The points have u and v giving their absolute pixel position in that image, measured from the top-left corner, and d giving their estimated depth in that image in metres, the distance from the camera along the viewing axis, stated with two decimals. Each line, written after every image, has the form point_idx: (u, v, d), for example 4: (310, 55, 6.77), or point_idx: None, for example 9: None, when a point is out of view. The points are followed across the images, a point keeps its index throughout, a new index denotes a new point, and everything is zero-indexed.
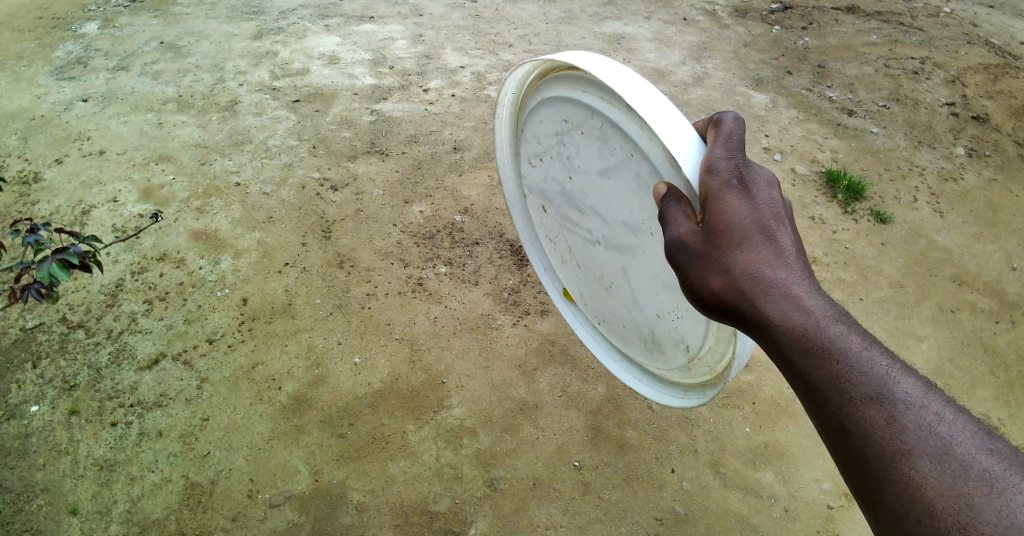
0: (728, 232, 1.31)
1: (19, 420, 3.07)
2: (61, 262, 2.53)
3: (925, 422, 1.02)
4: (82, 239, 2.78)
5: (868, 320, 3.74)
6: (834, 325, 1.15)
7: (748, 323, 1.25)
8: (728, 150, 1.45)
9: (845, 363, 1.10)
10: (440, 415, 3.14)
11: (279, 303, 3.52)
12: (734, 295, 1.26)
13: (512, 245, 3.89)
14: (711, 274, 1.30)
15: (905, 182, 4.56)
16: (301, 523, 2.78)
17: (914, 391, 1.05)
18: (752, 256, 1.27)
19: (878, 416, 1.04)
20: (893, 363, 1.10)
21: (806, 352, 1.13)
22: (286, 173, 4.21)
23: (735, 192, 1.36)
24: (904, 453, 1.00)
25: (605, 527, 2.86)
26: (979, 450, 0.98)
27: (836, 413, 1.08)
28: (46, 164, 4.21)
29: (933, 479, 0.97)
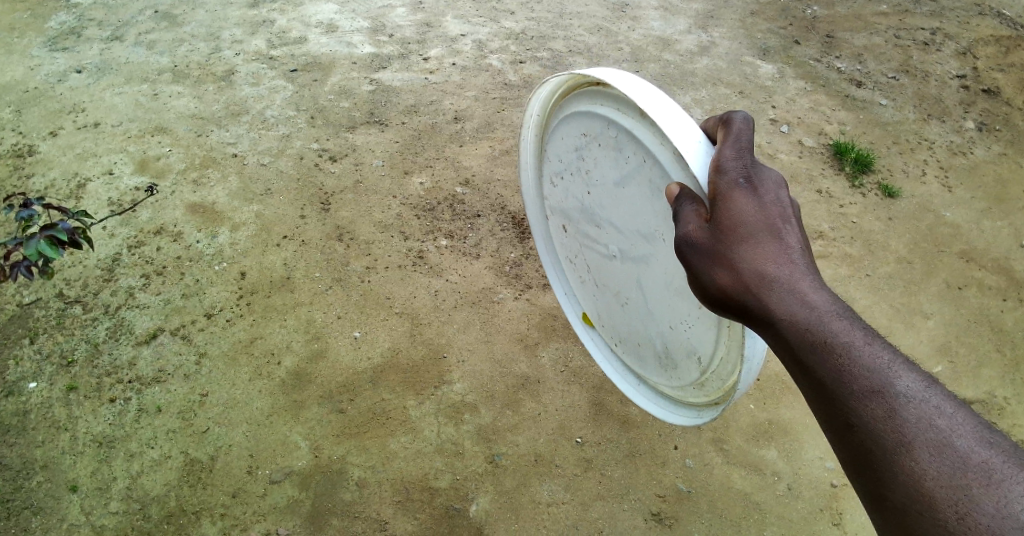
0: (736, 232, 1.31)
1: (18, 396, 3.05)
2: (49, 240, 2.48)
3: (926, 414, 0.96)
4: (71, 216, 2.73)
5: (873, 297, 3.69)
6: (836, 320, 1.12)
7: (757, 322, 1.22)
8: (736, 150, 1.45)
9: (846, 356, 1.05)
10: (441, 390, 3.10)
11: (278, 277, 3.47)
12: (742, 294, 1.24)
13: (514, 217, 3.82)
14: (720, 272, 1.29)
15: (914, 156, 4.48)
16: (301, 499, 2.77)
17: (915, 383, 1.00)
18: (760, 256, 1.26)
19: (878, 407, 0.98)
20: (897, 357, 1.04)
21: (809, 347, 1.10)
22: (284, 144, 4.14)
23: (744, 192, 1.35)
24: (904, 444, 0.94)
25: (607, 504, 2.84)
26: (981, 443, 0.91)
27: (837, 406, 1.03)
28: (40, 136, 4.14)
29: (933, 471, 0.90)
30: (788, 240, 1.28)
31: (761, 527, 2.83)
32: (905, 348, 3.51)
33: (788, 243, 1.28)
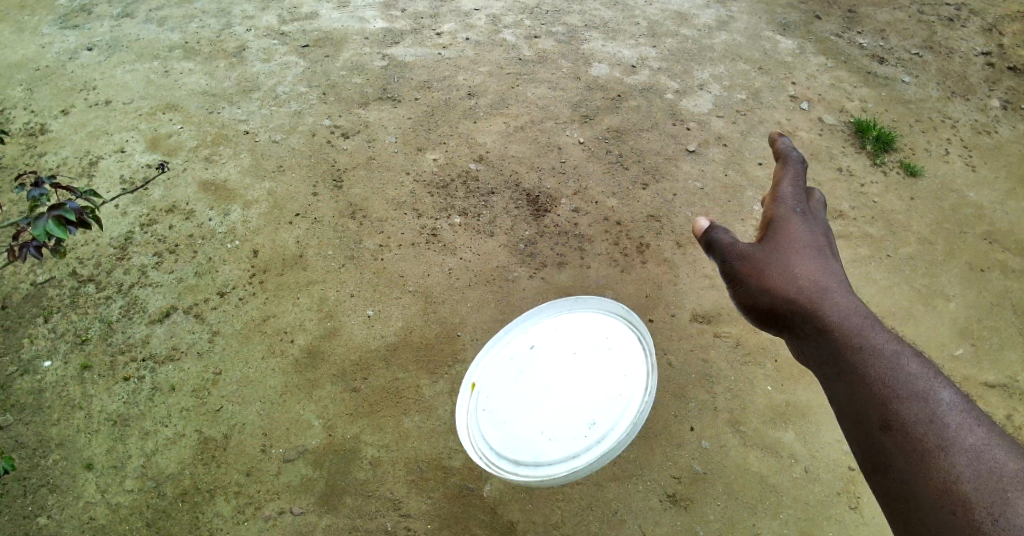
0: (785, 247, 1.46)
1: (33, 375, 3.05)
2: (59, 219, 2.42)
3: (967, 421, 0.95)
4: (79, 194, 2.67)
5: (894, 278, 3.62)
6: (878, 333, 1.18)
7: (799, 328, 1.32)
8: (793, 180, 1.62)
9: (890, 361, 1.10)
10: (455, 369, 3.07)
11: (290, 255, 3.45)
12: (790, 299, 1.36)
13: (529, 194, 3.76)
14: (769, 278, 1.43)
15: (937, 134, 4.38)
16: (314, 478, 2.76)
17: (956, 397, 1.00)
18: (810, 268, 1.40)
19: (916, 408, 1.00)
20: (940, 371, 1.06)
21: (853, 348, 1.16)
22: (295, 121, 4.10)
23: (798, 217, 1.53)
24: (940, 448, 0.93)
25: (622, 485, 2.81)
26: (1020, 455, 0.89)
27: (873, 407, 1.05)
28: (52, 114, 4.13)
29: (965, 474, 0.89)
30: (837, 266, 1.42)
31: (777, 509, 2.80)
32: (926, 331, 3.44)
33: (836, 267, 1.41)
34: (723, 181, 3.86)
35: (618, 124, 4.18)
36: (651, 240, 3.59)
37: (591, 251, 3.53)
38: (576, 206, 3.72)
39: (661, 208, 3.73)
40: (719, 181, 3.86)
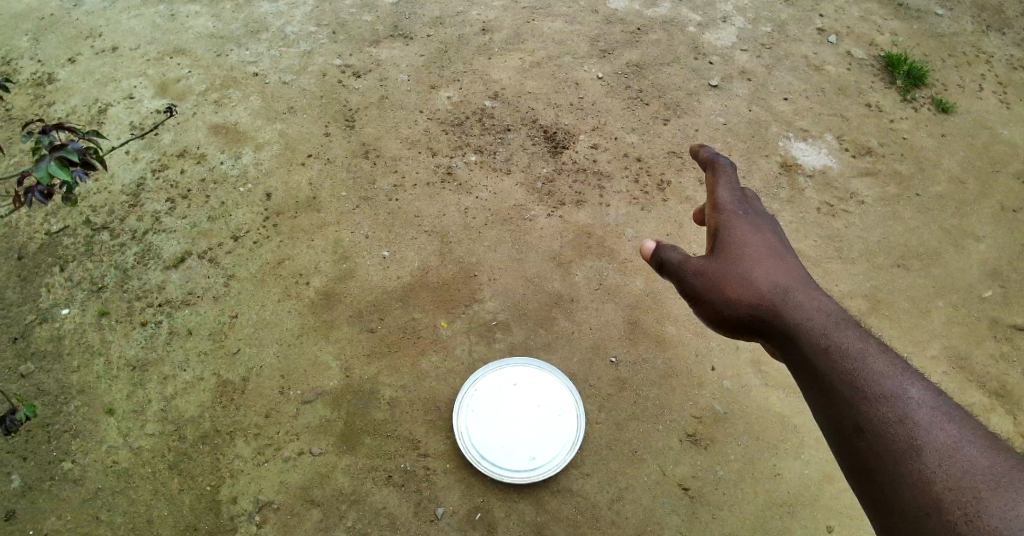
0: (745, 256, 1.77)
1: (52, 323, 3.03)
2: (59, 161, 2.11)
3: (935, 421, 1.24)
4: (81, 134, 2.36)
5: (923, 218, 3.50)
6: (842, 332, 1.47)
7: (770, 330, 1.63)
8: (730, 189, 1.93)
9: (862, 364, 1.38)
10: (473, 309, 3.04)
11: (303, 196, 3.40)
12: (756, 305, 1.67)
13: (546, 131, 3.69)
14: (731, 288, 1.74)
15: (971, 69, 4.21)
16: (333, 419, 2.75)
17: (924, 395, 1.29)
18: (764, 273, 1.72)
19: (892, 413, 1.28)
20: (905, 369, 1.35)
21: (824, 353, 1.45)
22: (305, 61, 4.02)
23: (743, 223, 1.84)
24: (915, 450, 1.22)
25: (642, 425, 2.77)
26: (983, 449, 1.18)
27: (852, 413, 1.32)
28: (59, 63, 4.05)
29: (941, 475, 1.17)
30: (789, 265, 1.74)
31: (798, 450, 2.76)
32: (956, 271, 3.32)
33: (788, 267, 1.73)
34: (747, 117, 3.84)
35: (638, 58, 4.11)
36: (672, 177, 3.53)
37: (610, 188, 3.46)
38: (595, 142, 3.66)
39: (684, 143, 3.69)
40: (743, 116, 3.84)
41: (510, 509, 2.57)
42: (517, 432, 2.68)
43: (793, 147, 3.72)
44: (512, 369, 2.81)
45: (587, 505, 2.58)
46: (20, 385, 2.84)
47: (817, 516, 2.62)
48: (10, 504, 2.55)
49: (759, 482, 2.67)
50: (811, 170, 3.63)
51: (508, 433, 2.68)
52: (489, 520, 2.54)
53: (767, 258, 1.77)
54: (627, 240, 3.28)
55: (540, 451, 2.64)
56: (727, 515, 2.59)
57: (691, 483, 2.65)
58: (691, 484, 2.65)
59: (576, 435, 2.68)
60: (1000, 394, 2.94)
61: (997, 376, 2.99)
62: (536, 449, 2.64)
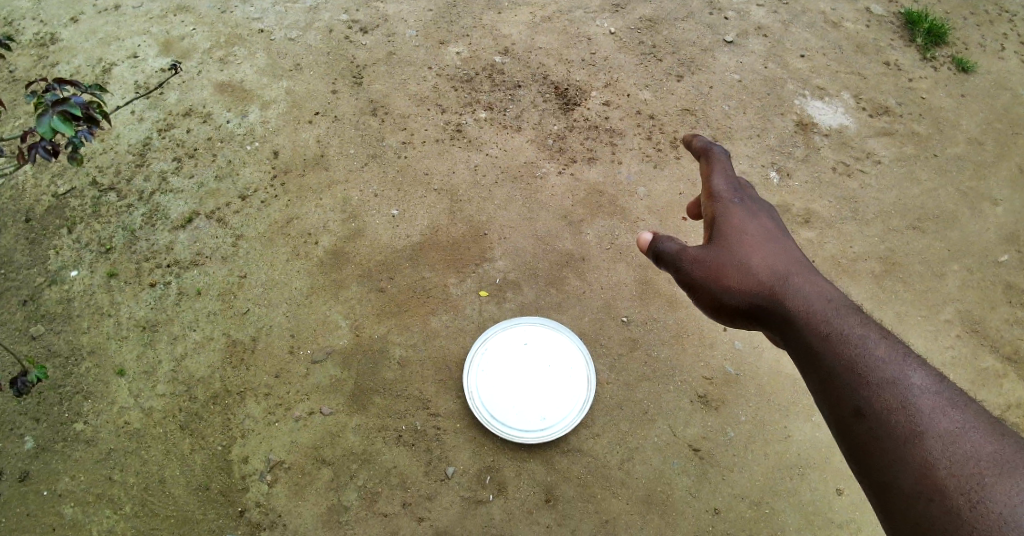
0: (743, 244, 1.69)
1: (61, 285, 2.99)
2: (61, 115, 2.00)
3: (938, 406, 1.19)
4: (83, 88, 2.25)
5: (940, 179, 3.43)
6: (843, 318, 1.42)
7: (768, 318, 1.56)
8: (725, 177, 1.85)
9: (862, 351, 1.32)
10: (483, 267, 3.02)
11: (312, 154, 3.38)
12: (755, 293, 1.60)
13: (557, 87, 3.66)
14: (728, 275, 1.66)
15: (992, 28, 4.13)
16: (343, 378, 2.74)
17: (925, 380, 1.24)
18: (762, 260, 1.64)
19: (893, 398, 1.23)
20: (906, 355, 1.30)
21: (822, 338, 1.39)
22: (311, 17, 3.99)
23: (740, 211, 1.76)
24: (917, 436, 1.16)
25: (653, 385, 2.76)
26: (988, 435, 1.13)
27: (851, 399, 1.27)
28: (61, 23, 3.99)
29: (944, 461, 1.12)
30: (787, 251, 1.66)
31: (810, 413, 2.74)
32: (972, 234, 3.26)
33: (786, 254, 1.66)
34: (763, 74, 3.78)
35: (651, 13, 4.06)
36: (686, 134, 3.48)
37: (622, 144, 3.44)
38: (607, 99, 3.61)
39: (697, 99, 3.64)
40: (758, 73, 3.78)
41: (520, 469, 2.56)
42: (527, 392, 2.66)
43: (809, 105, 3.65)
44: (522, 329, 2.79)
45: (597, 465, 2.57)
46: (30, 347, 2.82)
47: (828, 477, 2.60)
48: (22, 465, 2.54)
49: (770, 444, 2.66)
50: (826, 128, 3.57)
51: (518, 392, 2.66)
52: (499, 480, 2.53)
53: (766, 245, 1.70)
54: (639, 199, 3.25)
55: (550, 411, 2.62)
56: (737, 476, 2.58)
57: (701, 444, 2.64)
58: (702, 445, 2.64)
59: (586, 395, 2.66)
60: (1013, 359, 2.88)
61: (1011, 340, 2.93)
62: (546, 410, 2.63)
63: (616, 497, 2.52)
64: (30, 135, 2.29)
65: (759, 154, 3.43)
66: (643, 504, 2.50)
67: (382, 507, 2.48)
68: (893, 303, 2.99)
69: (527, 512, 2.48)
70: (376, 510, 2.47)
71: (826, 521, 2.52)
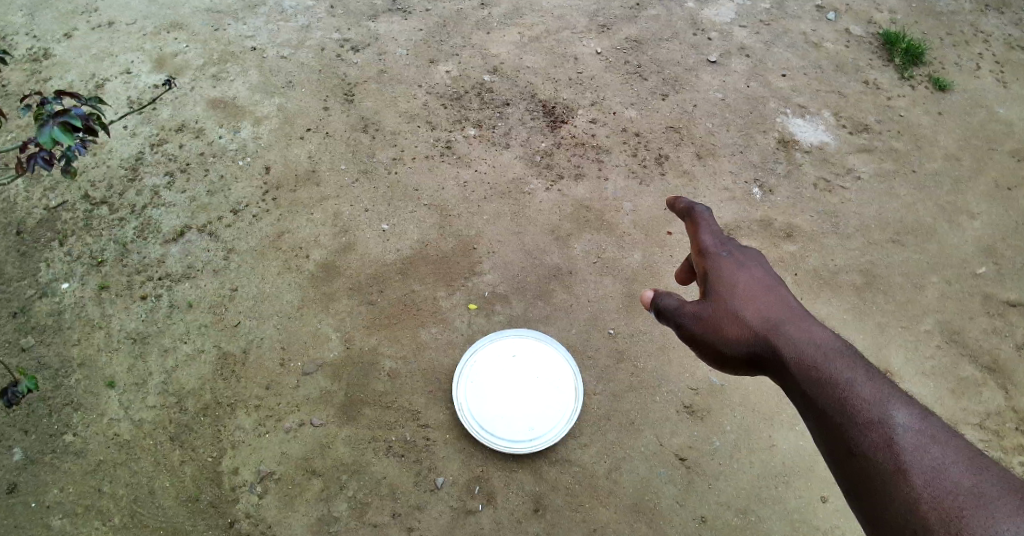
0: (738, 293, 1.65)
1: (51, 297, 3.01)
2: (63, 126, 2.02)
3: (922, 443, 1.17)
4: (83, 100, 2.27)
5: (918, 195, 3.52)
6: (835, 359, 1.38)
7: (769, 368, 1.51)
8: (711, 230, 1.80)
9: (850, 392, 1.30)
10: (472, 281, 3.07)
11: (303, 170, 3.43)
12: (752, 344, 1.55)
13: (545, 105, 3.74)
14: (726, 329, 1.61)
15: (968, 48, 4.26)
16: (334, 390, 2.77)
17: (912, 418, 1.22)
18: (755, 308, 1.60)
19: (880, 437, 1.21)
20: (894, 392, 1.27)
21: (813, 383, 1.36)
22: (303, 35, 4.06)
23: (730, 263, 1.71)
24: (902, 472, 1.16)
25: (639, 395, 2.81)
26: (972, 469, 1.12)
27: (842, 441, 1.26)
28: (55, 38, 4.03)
29: (928, 494, 1.11)
30: (781, 297, 1.61)
31: (793, 422, 2.79)
32: (950, 247, 3.34)
33: (781, 299, 1.61)
34: (745, 92, 3.87)
35: (637, 33, 4.16)
36: (670, 151, 3.56)
37: (609, 161, 3.51)
38: (594, 116, 3.70)
39: (682, 117, 3.72)
40: (740, 92, 3.87)
41: (508, 479, 2.60)
42: (515, 403, 2.71)
43: (790, 123, 3.75)
44: (511, 341, 2.84)
45: (585, 475, 2.62)
46: (21, 359, 2.83)
47: (812, 485, 2.65)
48: (11, 476, 2.55)
49: (755, 453, 2.71)
50: (807, 145, 3.66)
51: (506, 403, 2.71)
52: (488, 490, 2.57)
53: (761, 291, 1.64)
54: (625, 214, 3.32)
55: (538, 421, 2.67)
56: (722, 485, 2.63)
57: (687, 454, 2.69)
58: (687, 455, 2.68)
59: (574, 406, 2.71)
60: (992, 369, 2.95)
61: (990, 350, 3.01)
62: (534, 420, 2.67)
63: (604, 506, 2.56)
64: (30, 145, 2.31)
65: (742, 170, 3.51)
66: (630, 513, 2.55)
67: (373, 517, 2.50)
68: (873, 315, 3.06)
69: (515, 522, 2.51)
70: (366, 520, 2.50)
71: (811, 528, 2.57)
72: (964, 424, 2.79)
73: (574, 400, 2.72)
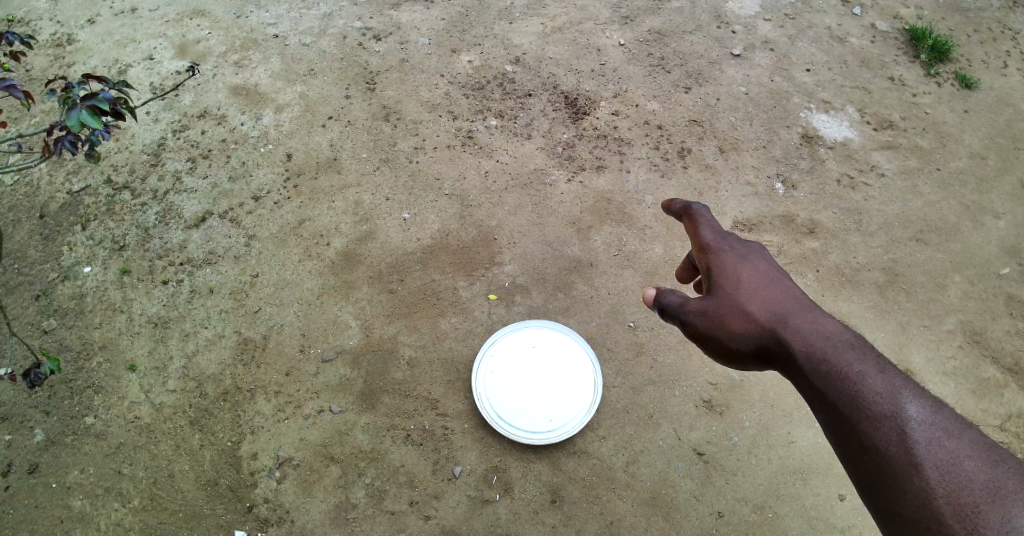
0: (741, 288, 1.61)
1: (74, 281, 3.04)
2: (90, 109, 2.02)
3: (936, 437, 1.17)
4: (111, 85, 2.27)
5: (943, 193, 3.48)
6: (845, 351, 1.36)
7: (777, 363, 1.48)
8: (710, 226, 1.76)
9: (860, 384, 1.28)
10: (492, 272, 3.08)
11: (325, 158, 3.44)
12: (760, 339, 1.52)
13: (566, 96, 3.73)
14: (733, 325, 1.58)
15: (996, 45, 4.21)
16: (353, 377, 2.79)
17: (923, 410, 1.21)
18: (760, 302, 1.57)
19: (891, 430, 1.20)
20: (905, 384, 1.26)
21: (822, 375, 1.34)
22: (325, 24, 4.06)
23: (731, 257, 1.67)
24: (915, 466, 1.15)
25: (658, 389, 2.80)
26: (985, 462, 1.12)
27: (854, 435, 1.25)
28: (78, 24, 4.05)
29: (942, 489, 1.11)
30: (786, 290, 1.58)
31: (812, 419, 2.78)
32: (973, 247, 3.31)
33: (785, 292, 1.58)
34: (769, 87, 3.84)
35: (659, 26, 4.13)
36: (693, 145, 3.55)
37: (631, 153, 3.50)
38: (616, 108, 3.68)
39: (705, 111, 3.70)
40: (764, 86, 3.84)
41: (526, 470, 2.60)
42: (533, 393, 2.72)
43: (814, 119, 3.72)
44: (531, 332, 2.85)
45: (602, 468, 2.62)
46: (43, 341, 2.86)
47: (830, 483, 2.64)
48: (33, 457, 2.58)
49: (773, 449, 2.70)
50: (831, 141, 3.63)
51: (525, 393, 2.71)
52: (505, 480, 2.58)
53: (765, 285, 1.60)
54: (647, 207, 3.30)
55: (556, 413, 2.67)
56: (741, 480, 2.63)
57: (705, 449, 2.68)
58: (705, 449, 2.68)
59: (593, 399, 2.70)
60: (1015, 371, 2.92)
61: (1012, 352, 2.98)
62: (553, 412, 2.67)
63: (621, 499, 2.56)
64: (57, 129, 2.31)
65: (765, 165, 3.49)
66: (647, 507, 2.55)
67: (390, 505, 2.52)
68: (895, 314, 3.04)
69: (532, 513, 2.52)
70: (384, 508, 2.51)
71: (829, 526, 2.56)
72: (986, 424, 2.77)
73: (593, 393, 2.72)
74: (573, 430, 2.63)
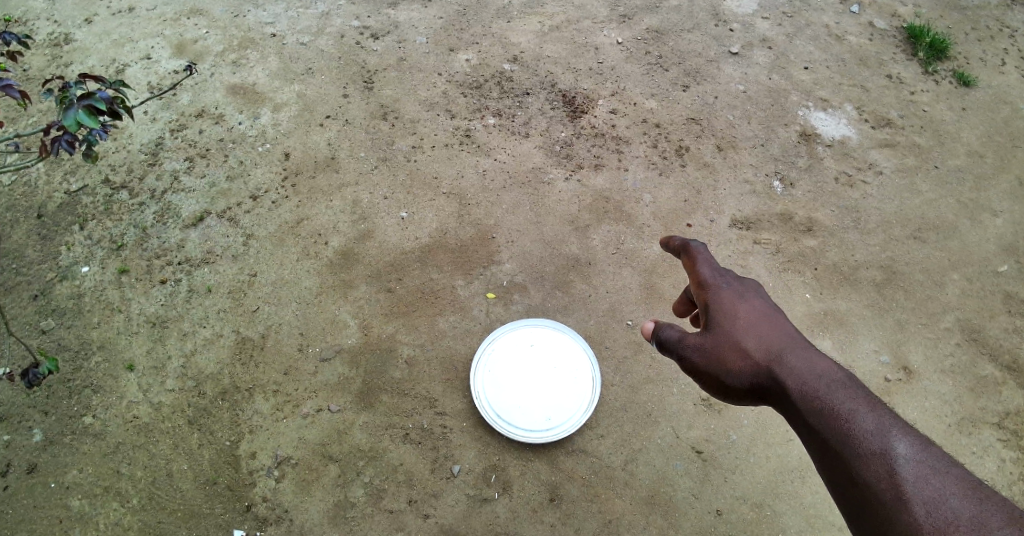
0: (740, 325, 1.58)
1: (71, 280, 3.03)
2: (87, 109, 2.01)
3: (924, 474, 1.17)
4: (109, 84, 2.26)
5: (941, 192, 3.48)
6: (838, 390, 1.35)
7: (774, 401, 1.47)
8: (709, 262, 1.72)
9: (852, 423, 1.28)
10: (490, 270, 3.08)
11: (322, 158, 3.43)
12: (756, 376, 1.50)
13: (564, 95, 3.73)
14: (730, 363, 1.55)
15: (994, 44, 4.21)
16: (352, 377, 2.79)
17: (911, 448, 1.22)
18: (758, 340, 1.55)
19: (881, 468, 1.21)
20: (895, 422, 1.27)
21: (817, 415, 1.33)
22: (323, 22, 4.06)
23: (730, 294, 1.64)
24: (903, 502, 1.16)
25: (656, 388, 2.80)
26: (971, 499, 1.13)
27: (845, 472, 1.25)
28: (75, 24, 4.05)
29: (928, 526, 1.12)
30: (784, 328, 1.55)
31: None
32: (971, 244, 3.31)
33: (783, 330, 1.55)
34: (767, 85, 3.84)
35: (657, 24, 4.13)
36: (691, 143, 3.55)
37: (629, 152, 3.50)
38: (614, 107, 3.68)
39: (703, 109, 3.70)
40: (762, 84, 3.84)
41: (524, 469, 2.60)
42: (531, 392, 2.71)
43: (812, 117, 3.72)
44: (528, 331, 2.85)
45: (601, 466, 2.62)
46: (40, 341, 2.85)
47: None
48: (31, 457, 2.58)
49: (771, 447, 2.70)
50: (829, 139, 3.63)
51: (523, 392, 2.71)
52: (504, 479, 2.58)
53: (763, 324, 1.57)
54: (645, 205, 3.30)
55: (554, 412, 2.67)
56: (739, 478, 2.63)
57: (704, 447, 2.69)
58: (704, 448, 2.68)
59: (592, 397, 2.70)
60: (1013, 369, 2.93)
61: (1010, 349, 2.98)
62: (551, 410, 2.67)
63: (620, 497, 2.56)
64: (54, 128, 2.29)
65: (763, 163, 3.49)
66: (646, 505, 2.55)
67: (388, 504, 2.52)
68: (893, 311, 3.04)
69: (531, 511, 2.52)
70: (383, 507, 2.51)
71: (827, 524, 2.56)
72: (983, 422, 2.77)
73: (592, 391, 2.72)
74: (571, 428, 2.63)
